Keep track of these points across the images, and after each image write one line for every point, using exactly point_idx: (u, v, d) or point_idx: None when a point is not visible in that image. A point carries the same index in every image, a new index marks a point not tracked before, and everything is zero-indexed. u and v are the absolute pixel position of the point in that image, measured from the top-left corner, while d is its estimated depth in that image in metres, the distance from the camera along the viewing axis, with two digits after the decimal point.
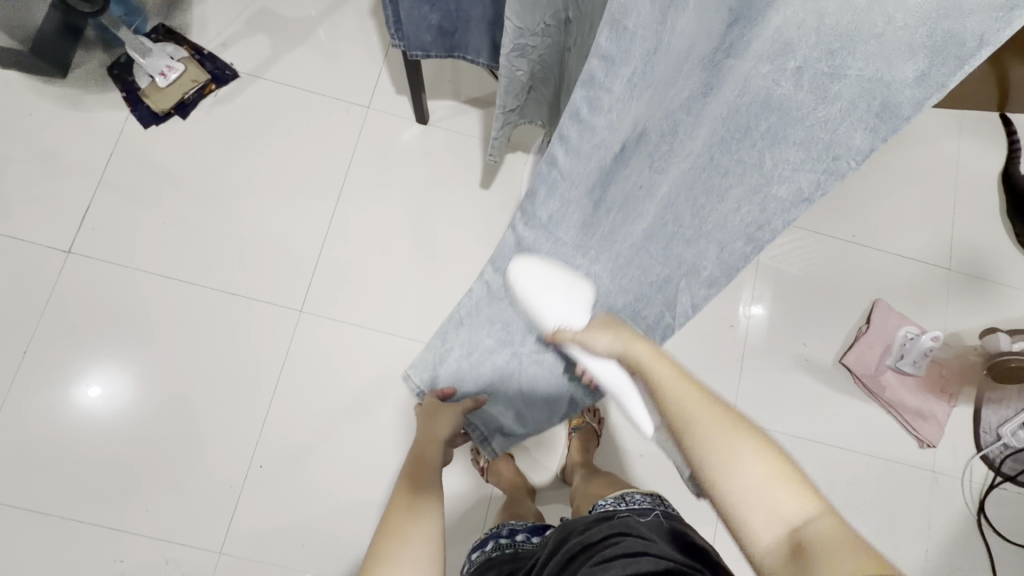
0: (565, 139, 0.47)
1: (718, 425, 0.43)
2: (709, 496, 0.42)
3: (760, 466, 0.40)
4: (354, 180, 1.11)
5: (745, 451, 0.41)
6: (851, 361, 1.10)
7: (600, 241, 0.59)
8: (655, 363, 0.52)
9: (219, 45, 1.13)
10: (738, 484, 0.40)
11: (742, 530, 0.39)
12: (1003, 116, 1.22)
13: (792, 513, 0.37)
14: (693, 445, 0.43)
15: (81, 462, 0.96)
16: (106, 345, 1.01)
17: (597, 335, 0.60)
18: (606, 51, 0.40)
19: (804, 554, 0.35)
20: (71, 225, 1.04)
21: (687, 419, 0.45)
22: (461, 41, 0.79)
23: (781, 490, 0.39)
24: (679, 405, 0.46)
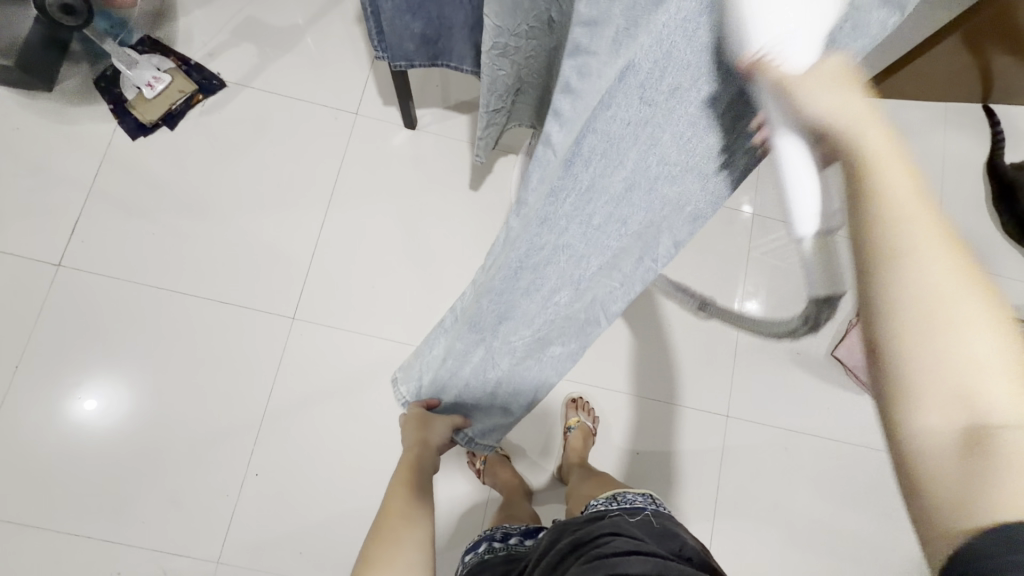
0: (559, 113, 0.36)
1: (948, 275, 0.29)
2: (885, 349, 0.30)
3: (990, 342, 0.28)
4: (344, 186, 1.11)
5: (970, 320, 0.28)
6: (842, 353, 1.10)
7: (571, 219, 0.46)
8: (891, 159, 0.31)
9: (206, 56, 1.13)
10: (942, 357, 0.29)
11: (908, 402, 0.29)
12: (985, 108, 1.24)
13: (1006, 410, 0.27)
14: (895, 286, 0.30)
15: (75, 475, 0.95)
16: (99, 357, 1.00)
17: (819, 88, 0.33)
18: (588, 15, 0.33)
19: (998, 456, 0.27)
20: (60, 238, 1.04)
21: (909, 247, 0.29)
22: (444, 48, 0.80)
23: (1007, 380, 0.28)
24: (907, 222, 0.30)
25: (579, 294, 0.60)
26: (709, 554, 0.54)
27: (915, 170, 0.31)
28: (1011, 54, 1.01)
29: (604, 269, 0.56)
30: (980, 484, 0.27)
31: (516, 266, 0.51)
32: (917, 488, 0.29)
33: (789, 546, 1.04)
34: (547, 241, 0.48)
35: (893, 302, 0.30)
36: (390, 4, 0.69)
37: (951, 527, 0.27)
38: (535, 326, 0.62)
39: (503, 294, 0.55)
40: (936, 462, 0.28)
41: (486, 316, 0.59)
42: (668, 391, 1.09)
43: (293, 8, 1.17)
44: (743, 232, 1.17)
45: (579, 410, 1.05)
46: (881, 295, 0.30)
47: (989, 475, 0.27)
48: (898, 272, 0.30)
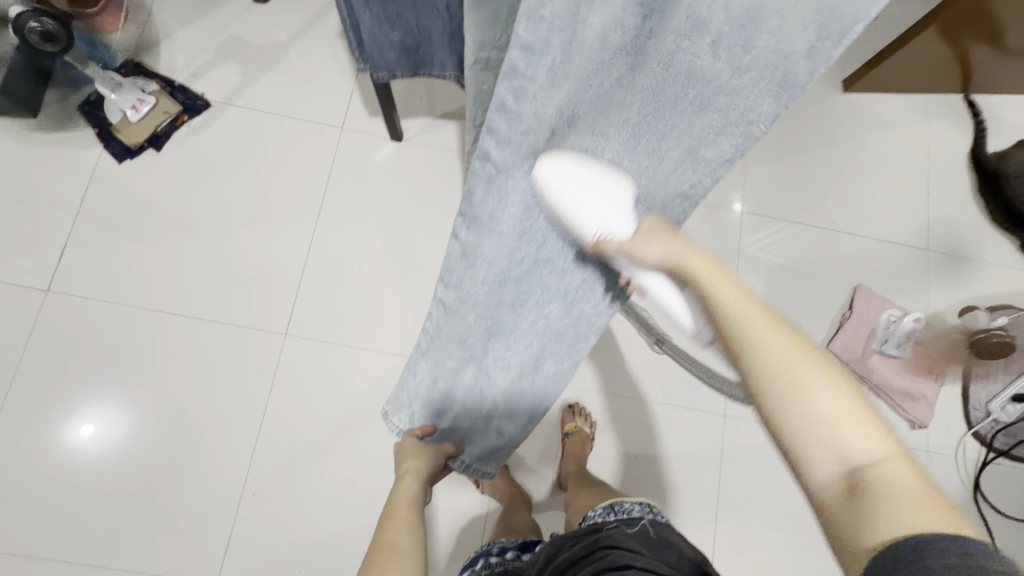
0: (495, 131, 0.43)
1: (788, 350, 0.37)
2: (763, 419, 0.37)
3: (835, 399, 0.35)
4: (332, 199, 1.11)
5: (817, 380, 0.36)
6: (838, 348, 1.11)
7: (546, 232, 0.53)
8: (713, 276, 0.43)
9: (190, 76, 1.14)
10: (807, 420, 0.35)
11: (798, 462, 0.35)
12: (967, 97, 1.25)
13: (861, 450, 0.34)
14: (755, 367, 0.38)
15: (68, 502, 0.94)
16: (92, 382, 1.00)
17: (647, 245, 0.49)
18: (526, 41, 0.36)
19: (865, 493, 0.32)
20: (48, 263, 1.03)
21: (762, 338, 0.38)
22: (425, 57, 0.80)
23: (853, 428, 0.35)
24: (733, 313, 0.40)
25: (567, 308, 0.63)
26: (707, 561, 0.53)
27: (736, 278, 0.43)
28: (987, 43, 1.06)
29: (586, 284, 0.61)
30: (862, 521, 0.32)
31: (500, 279, 0.56)
32: (834, 541, 0.33)
33: (792, 543, 1.03)
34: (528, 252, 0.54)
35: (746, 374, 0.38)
36: (369, 15, 0.70)
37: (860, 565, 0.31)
38: (527, 343, 0.66)
39: (489, 306, 0.60)
40: (834, 508, 0.33)
41: (473, 331, 0.63)
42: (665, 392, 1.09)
43: (275, 26, 1.18)
44: (733, 231, 1.17)
45: (577, 416, 1.05)
46: (750, 379, 0.38)
47: (864, 511, 0.32)
48: (753, 358, 0.38)
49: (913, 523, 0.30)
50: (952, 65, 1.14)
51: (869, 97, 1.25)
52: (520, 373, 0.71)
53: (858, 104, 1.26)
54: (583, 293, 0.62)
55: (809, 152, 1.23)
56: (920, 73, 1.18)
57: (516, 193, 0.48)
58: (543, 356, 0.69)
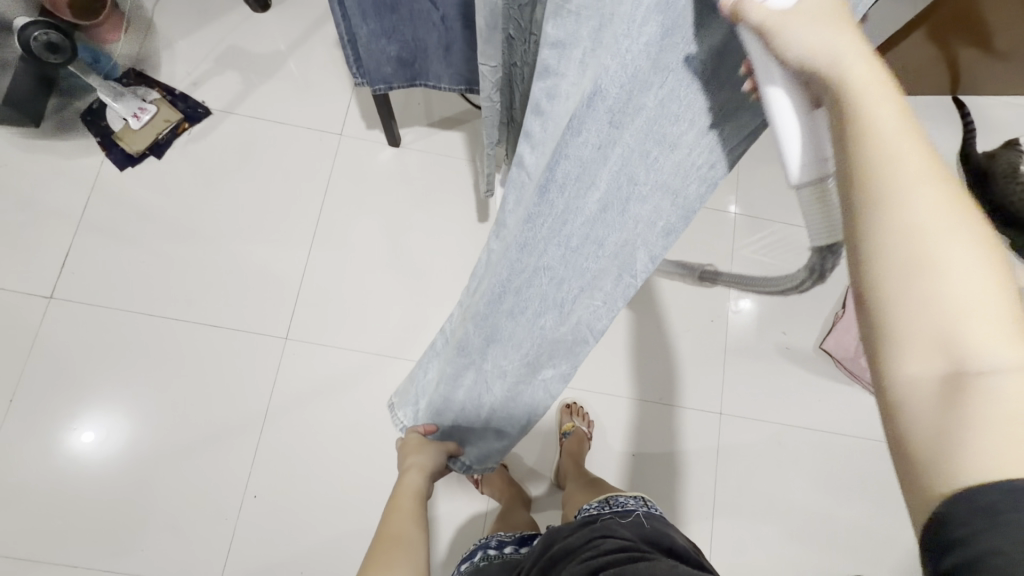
0: (530, 135, 0.46)
1: (934, 208, 0.27)
2: (864, 286, 0.28)
3: (979, 284, 0.26)
4: (331, 204, 1.13)
5: (958, 257, 0.26)
6: (831, 346, 1.12)
7: (549, 240, 0.49)
8: (877, 88, 0.28)
9: (190, 85, 1.15)
10: (930, 300, 0.26)
11: (893, 351, 0.27)
12: (955, 98, 1.27)
13: (992, 354, 0.25)
14: (878, 222, 0.27)
15: (71, 505, 0.95)
16: (94, 387, 1.01)
17: (805, 27, 0.29)
18: (555, 38, 0.40)
19: (977, 410, 0.25)
20: (51, 271, 1.04)
21: (906, 191, 0.27)
22: (421, 69, 0.82)
23: (991, 325, 0.26)
24: (877, 143, 0.27)
25: (562, 317, 0.59)
26: (697, 552, 0.55)
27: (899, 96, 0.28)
28: (974, 46, 1.08)
29: (585, 292, 0.56)
30: (960, 438, 0.25)
31: (500, 288, 0.56)
32: (898, 447, 0.28)
33: (789, 540, 1.04)
34: (527, 261, 0.52)
35: (866, 228, 0.28)
36: (366, 30, 0.71)
37: (931, 481, 0.26)
38: (522, 351, 0.64)
39: (488, 314, 0.60)
40: (920, 413, 0.26)
41: (473, 339, 0.65)
42: (662, 392, 1.10)
43: (274, 35, 1.20)
44: (726, 233, 1.19)
45: (574, 415, 1.07)
46: (862, 239, 0.28)
47: (965, 426, 0.25)
48: (876, 217, 0.27)
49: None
50: (941, 66, 1.16)
51: None
52: (517, 378, 0.68)
53: None
54: (581, 302, 0.57)
55: None
56: (909, 75, 1.20)
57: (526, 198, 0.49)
58: (539, 363, 0.66)
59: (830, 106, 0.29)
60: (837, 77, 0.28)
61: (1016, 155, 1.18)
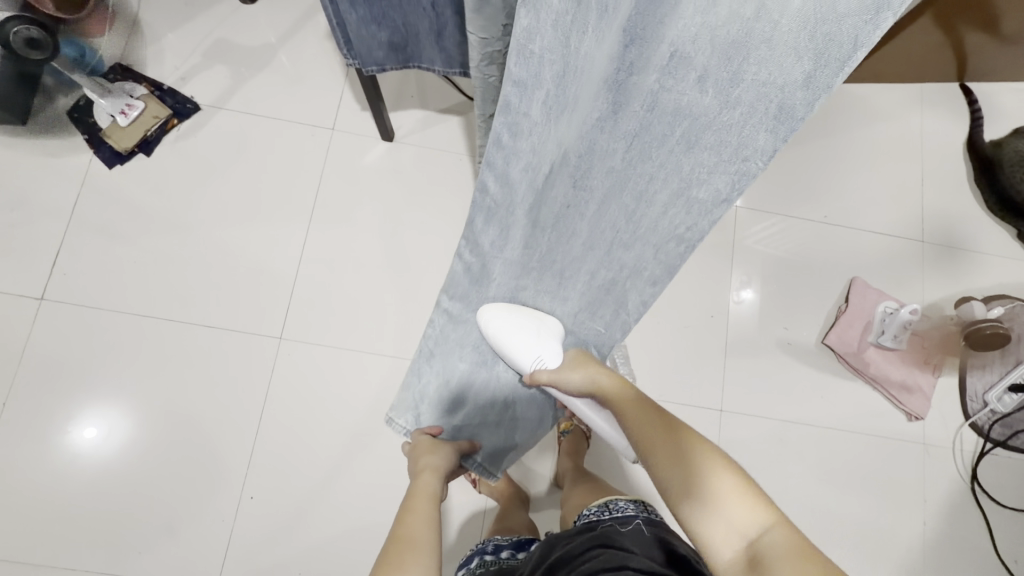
0: (493, 165, 0.54)
1: (685, 454, 0.52)
2: (676, 514, 0.51)
3: (723, 487, 0.48)
4: (324, 201, 1.11)
5: (707, 477, 0.49)
6: (833, 341, 1.11)
7: (551, 244, 0.65)
8: (619, 394, 0.64)
9: (179, 80, 1.13)
10: (704, 506, 0.48)
11: (707, 545, 0.47)
12: (962, 85, 1.24)
13: (750, 526, 0.45)
14: (664, 475, 0.53)
15: (66, 509, 0.95)
16: (88, 390, 1.00)
17: (570, 374, 0.68)
18: (518, 78, 0.45)
19: (759, 564, 0.43)
20: (41, 272, 1.03)
21: (665, 450, 0.54)
22: (414, 53, 0.79)
23: (742, 508, 0.47)
24: (645, 436, 0.57)
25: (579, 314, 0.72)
26: (701, 561, 0.53)
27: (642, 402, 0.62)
28: (982, 30, 1.05)
29: (587, 299, 0.70)
30: None
31: (512, 286, 0.71)
32: None
33: None
34: (535, 260, 0.68)
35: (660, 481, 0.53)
36: (355, 16, 0.70)
37: None
38: None
39: (499, 312, 0.71)
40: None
41: (485, 342, 0.75)
42: (661, 389, 1.09)
43: (263, 27, 1.17)
44: (728, 226, 1.16)
45: (573, 414, 1.04)
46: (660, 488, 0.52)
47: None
48: (657, 471, 0.54)
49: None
50: (947, 52, 1.13)
51: (861, 87, 1.24)
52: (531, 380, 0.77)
53: (853, 95, 1.25)
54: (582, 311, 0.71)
55: (803, 142, 1.22)
56: (913, 61, 1.16)
57: (514, 224, 0.62)
58: None
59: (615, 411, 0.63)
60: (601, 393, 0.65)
61: (1023, 143, 1.16)
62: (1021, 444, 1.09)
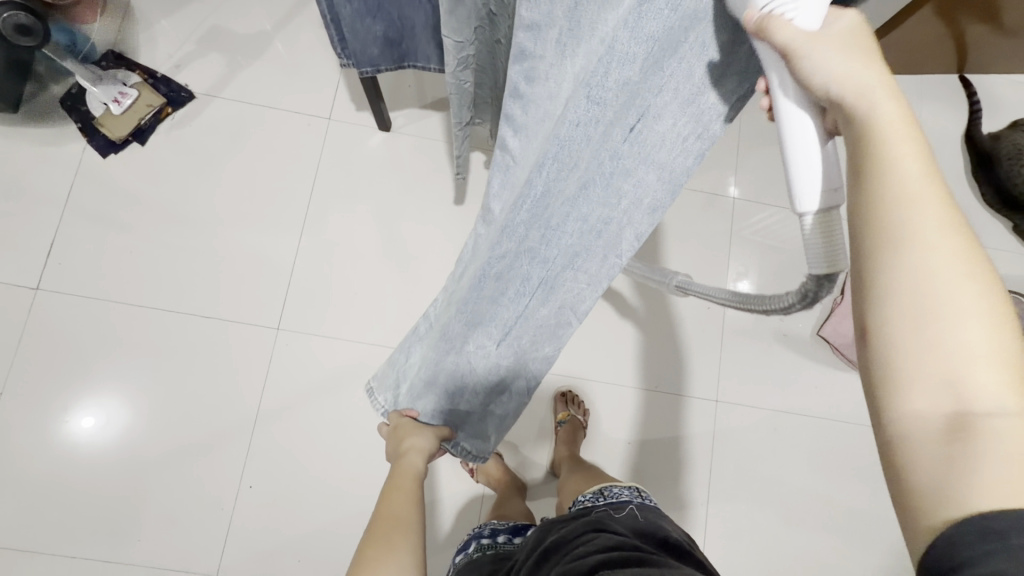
0: (512, 118, 0.53)
1: (944, 255, 0.28)
2: (870, 322, 0.30)
3: (982, 333, 0.28)
4: (322, 191, 1.10)
5: (965, 306, 0.28)
6: (828, 333, 1.09)
7: (531, 225, 0.52)
8: (901, 132, 0.30)
9: (173, 68, 1.12)
10: (935, 344, 0.28)
11: (897, 390, 0.29)
12: (962, 77, 1.24)
13: (990, 399, 0.28)
14: (890, 266, 0.29)
15: (66, 496, 0.95)
16: (86, 379, 1.00)
17: (832, 51, 0.32)
18: (530, 21, 0.43)
19: (975, 447, 0.27)
20: (37, 261, 1.02)
21: (911, 236, 0.29)
22: (409, 49, 0.79)
23: (993, 372, 0.28)
24: (893, 194, 0.29)
25: (547, 297, 0.59)
26: (694, 545, 0.54)
27: (923, 144, 0.30)
28: (983, 23, 1.04)
29: (571, 272, 0.55)
30: (959, 471, 0.27)
31: (485, 269, 0.58)
32: (893, 476, 0.30)
33: (784, 524, 1.05)
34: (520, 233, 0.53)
35: (879, 269, 0.30)
36: (349, 9, 0.68)
37: (932, 512, 0.27)
38: (506, 332, 0.64)
39: (473, 294, 0.62)
40: (923, 450, 0.28)
41: (456, 325, 0.66)
42: (658, 379, 1.09)
43: (259, 14, 1.15)
44: (725, 217, 1.17)
45: (570, 404, 1.06)
46: (868, 281, 0.30)
47: (964, 462, 0.27)
48: (887, 253, 0.29)
49: (1014, 484, 0.26)
50: (949, 43, 1.12)
51: None
52: (503, 363, 0.69)
53: None
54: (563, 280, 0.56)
55: None
56: (912, 53, 1.16)
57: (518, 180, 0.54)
58: (533, 347, 0.67)
59: (857, 130, 0.31)
60: (862, 115, 0.31)
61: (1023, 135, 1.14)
62: None
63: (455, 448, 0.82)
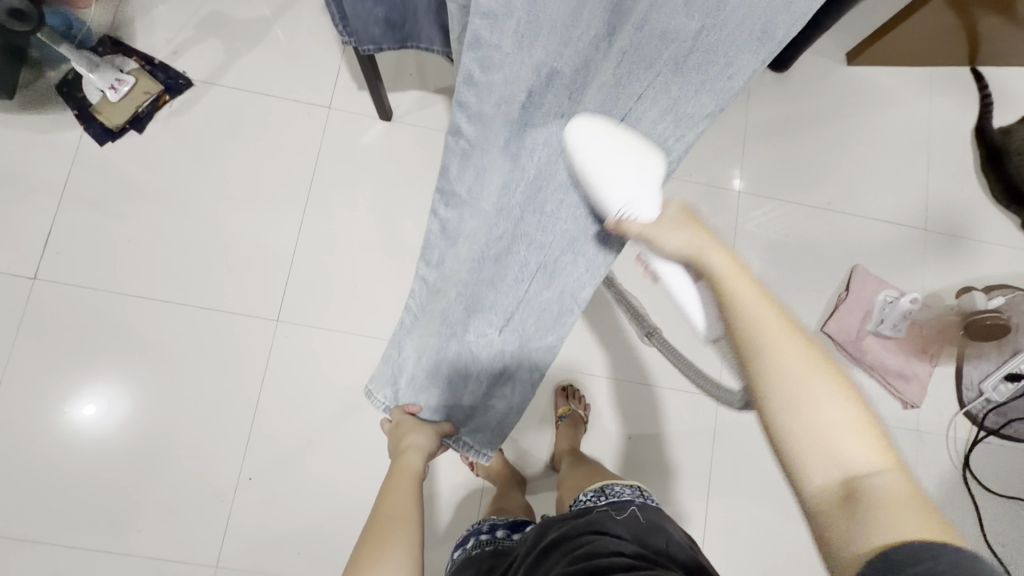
0: (464, 106, 0.45)
1: (800, 358, 0.39)
2: (764, 416, 0.39)
3: (841, 410, 0.37)
4: (321, 181, 1.09)
5: (824, 392, 0.38)
6: (833, 329, 1.11)
7: (526, 208, 0.54)
8: (733, 275, 0.43)
9: (170, 54, 1.10)
10: (812, 425, 0.37)
11: (796, 466, 0.37)
12: (974, 70, 1.22)
13: (862, 460, 0.36)
14: (767, 371, 0.39)
15: (65, 487, 0.95)
16: (84, 370, 0.99)
17: (668, 234, 0.48)
18: (487, 8, 0.37)
19: (862, 502, 0.35)
20: (34, 250, 1.01)
21: (776, 346, 0.39)
22: (412, 31, 0.77)
23: (858, 439, 0.37)
24: (754, 320, 0.40)
25: (547, 281, 0.60)
26: (696, 550, 0.53)
27: (759, 284, 0.43)
28: (996, 13, 1.02)
29: (567, 257, 0.58)
30: (857, 525, 0.34)
31: (482, 255, 0.58)
32: (818, 540, 0.36)
33: (784, 520, 1.05)
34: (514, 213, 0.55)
35: (760, 377, 0.39)
36: None
37: (850, 563, 0.34)
38: (507, 317, 0.64)
39: (469, 280, 0.61)
40: (828, 514, 0.36)
41: (455, 310, 0.64)
42: (658, 374, 1.09)
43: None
44: (729, 209, 1.15)
45: (571, 399, 1.05)
46: (756, 386, 0.40)
47: (859, 516, 0.34)
48: (761, 364, 0.39)
49: (898, 528, 0.33)
50: (961, 34, 1.10)
51: (871, 71, 1.22)
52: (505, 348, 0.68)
53: (863, 80, 1.22)
54: (562, 265, 0.59)
55: (808, 127, 1.20)
56: (922, 45, 1.14)
57: (493, 168, 0.51)
58: (531, 332, 0.67)
59: (712, 282, 0.44)
60: (703, 266, 0.46)
61: None
62: (1014, 433, 1.10)
63: (460, 445, 0.81)
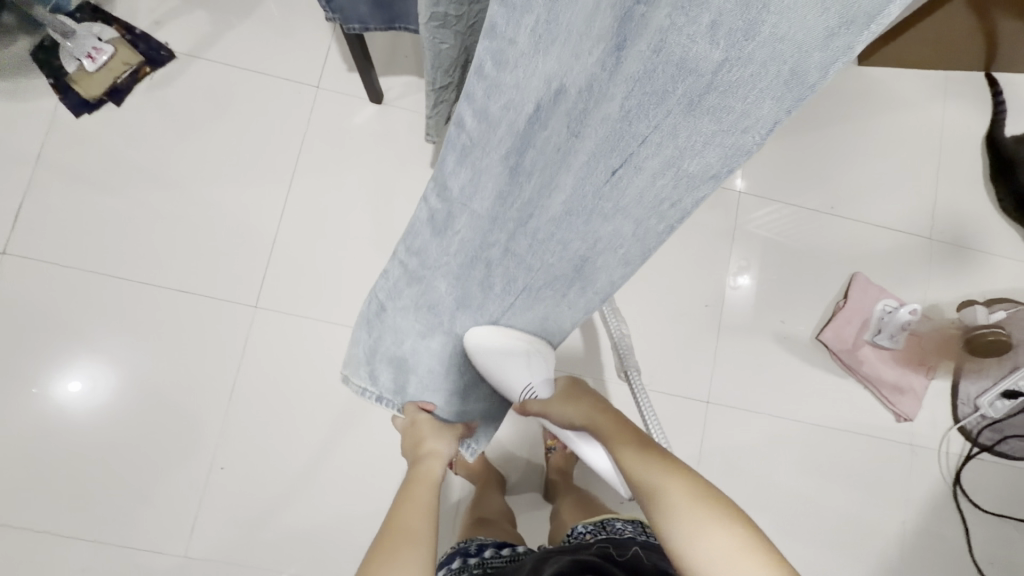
0: (472, 99, 0.40)
1: (687, 499, 0.52)
2: (676, 557, 0.51)
3: (727, 537, 0.49)
4: (307, 164, 1.05)
5: (710, 528, 0.50)
6: (829, 337, 1.08)
7: (516, 232, 0.48)
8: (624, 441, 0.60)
9: (152, 24, 1.05)
10: (709, 557, 0.49)
11: None
12: (988, 75, 1.18)
13: None
14: (666, 520, 0.52)
15: (28, 471, 0.92)
16: (52, 352, 0.96)
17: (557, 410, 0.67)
18: None
19: None
20: (4, 224, 0.98)
21: (665, 495, 0.54)
22: (400, 13, 0.73)
23: (749, 561, 0.48)
24: (648, 479, 0.55)
25: (532, 301, 0.57)
26: None
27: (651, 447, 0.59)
28: (1016, 17, 0.97)
29: (553, 288, 0.54)
30: None
31: (473, 253, 0.53)
32: None
33: (770, 530, 1.03)
34: (511, 219, 0.47)
35: (662, 525, 0.52)
36: None
37: None
38: (494, 319, 0.61)
39: (458, 276, 0.56)
40: None
41: (443, 299, 0.60)
42: (648, 377, 1.06)
43: None
44: (729, 208, 1.12)
45: None
46: (663, 535, 0.53)
47: None
48: (659, 514, 0.53)
49: None
50: (979, 37, 1.06)
51: (883, 72, 1.17)
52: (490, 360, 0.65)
53: (874, 81, 1.18)
54: (546, 292, 0.55)
55: (814, 127, 1.16)
56: (936, 47, 1.10)
57: (490, 172, 0.44)
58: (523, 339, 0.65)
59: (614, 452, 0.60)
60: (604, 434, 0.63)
61: None
62: (1009, 450, 1.07)
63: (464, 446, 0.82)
